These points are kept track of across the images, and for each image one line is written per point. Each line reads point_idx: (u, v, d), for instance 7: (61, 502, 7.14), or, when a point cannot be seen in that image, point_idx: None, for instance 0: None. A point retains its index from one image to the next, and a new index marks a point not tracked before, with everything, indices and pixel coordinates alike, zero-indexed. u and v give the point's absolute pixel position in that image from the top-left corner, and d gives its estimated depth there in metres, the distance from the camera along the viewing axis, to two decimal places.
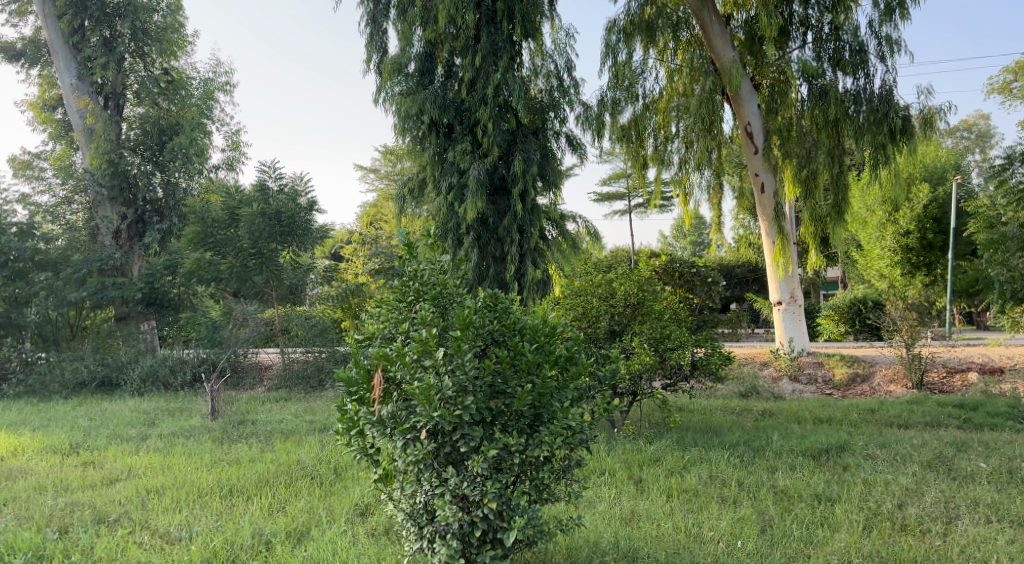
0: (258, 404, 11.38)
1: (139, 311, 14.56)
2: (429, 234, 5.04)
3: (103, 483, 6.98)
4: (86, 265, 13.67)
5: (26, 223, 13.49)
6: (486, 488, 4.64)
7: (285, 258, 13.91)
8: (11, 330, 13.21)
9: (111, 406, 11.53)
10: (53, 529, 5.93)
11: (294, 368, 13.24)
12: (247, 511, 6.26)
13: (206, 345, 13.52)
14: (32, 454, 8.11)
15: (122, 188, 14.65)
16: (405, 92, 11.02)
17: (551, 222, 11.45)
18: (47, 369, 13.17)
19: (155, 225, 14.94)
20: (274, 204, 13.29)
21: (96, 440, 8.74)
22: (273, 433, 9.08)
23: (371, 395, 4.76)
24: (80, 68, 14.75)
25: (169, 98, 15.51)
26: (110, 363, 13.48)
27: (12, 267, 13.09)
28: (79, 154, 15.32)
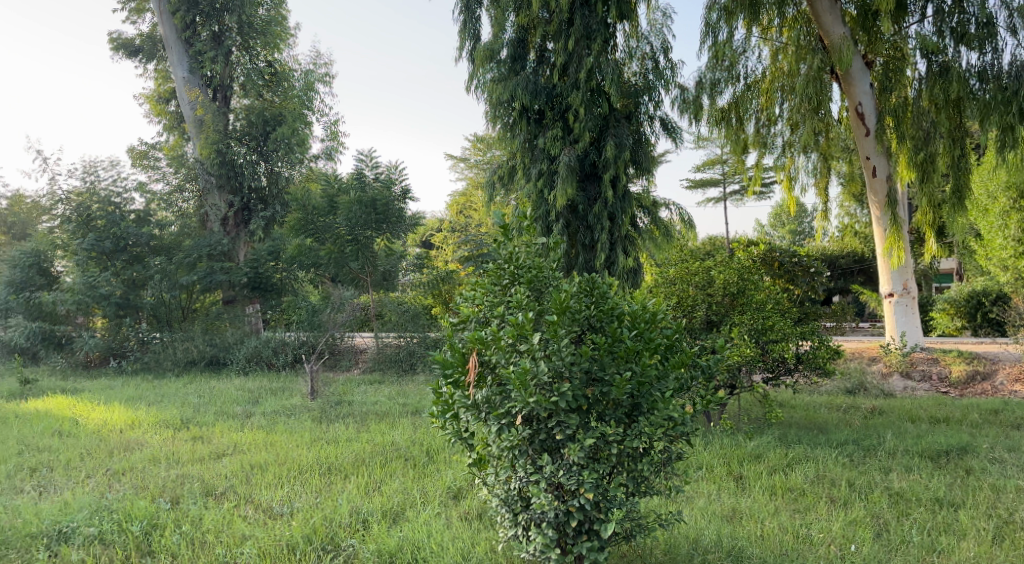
0: (353, 386, 11.66)
1: (245, 295, 15.10)
2: (524, 216, 4.94)
3: (210, 458, 7.28)
4: (197, 250, 14.33)
5: (143, 210, 14.30)
6: (583, 477, 4.51)
7: (380, 245, 14.25)
8: (129, 311, 14.13)
9: (219, 384, 12.09)
10: (166, 499, 6.19)
11: (387, 351, 13.50)
12: (344, 489, 6.38)
13: (305, 328, 13.97)
14: (148, 427, 8.58)
15: (229, 176, 15.23)
16: (496, 78, 10.96)
17: (643, 209, 11.18)
18: (162, 349, 14.06)
19: (259, 213, 15.50)
20: (370, 192, 13.56)
21: (204, 416, 9.14)
22: (368, 413, 9.28)
23: (466, 378, 4.74)
24: (191, 61, 15.46)
25: (272, 90, 15.98)
26: (218, 344, 14.06)
27: (130, 252, 14.10)
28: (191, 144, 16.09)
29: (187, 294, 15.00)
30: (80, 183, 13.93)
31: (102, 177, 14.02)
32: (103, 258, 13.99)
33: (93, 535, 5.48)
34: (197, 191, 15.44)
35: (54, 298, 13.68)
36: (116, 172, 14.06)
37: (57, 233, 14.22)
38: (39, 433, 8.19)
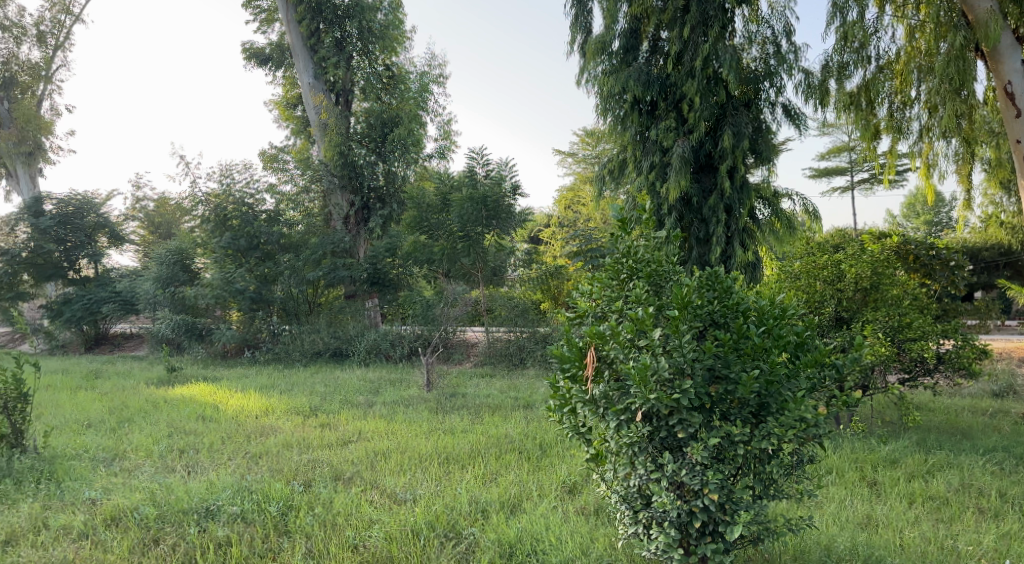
0: (466, 379, 11.90)
1: (365, 289, 15.58)
2: (642, 209, 4.86)
3: (337, 444, 7.63)
4: (321, 248, 15.01)
5: (273, 210, 15.13)
6: (708, 477, 4.41)
7: (489, 241, 14.17)
8: (262, 304, 15.03)
9: (343, 374, 12.65)
10: (299, 482, 6.53)
11: (498, 346, 13.70)
12: (463, 479, 6.52)
13: (421, 322, 14.34)
14: (280, 413, 9.10)
15: (351, 176, 15.90)
16: (608, 71, 10.86)
17: (762, 201, 10.76)
18: (290, 340, 14.84)
19: (378, 211, 16.08)
20: (481, 189, 13.72)
21: (330, 404, 9.59)
22: (483, 406, 9.45)
23: (584, 373, 4.68)
24: (316, 68, 16.21)
25: (390, 93, 16.49)
26: (341, 336, 14.69)
27: (263, 249, 15.00)
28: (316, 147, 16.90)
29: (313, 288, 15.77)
30: (217, 185, 14.88)
31: (236, 179, 14.89)
32: (238, 256, 14.92)
33: (236, 513, 5.84)
34: (321, 191, 16.08)
35: (196, 292, 14.73)
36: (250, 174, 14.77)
37: (198, 232, 15.29)
38: (186, 417, 8.85)
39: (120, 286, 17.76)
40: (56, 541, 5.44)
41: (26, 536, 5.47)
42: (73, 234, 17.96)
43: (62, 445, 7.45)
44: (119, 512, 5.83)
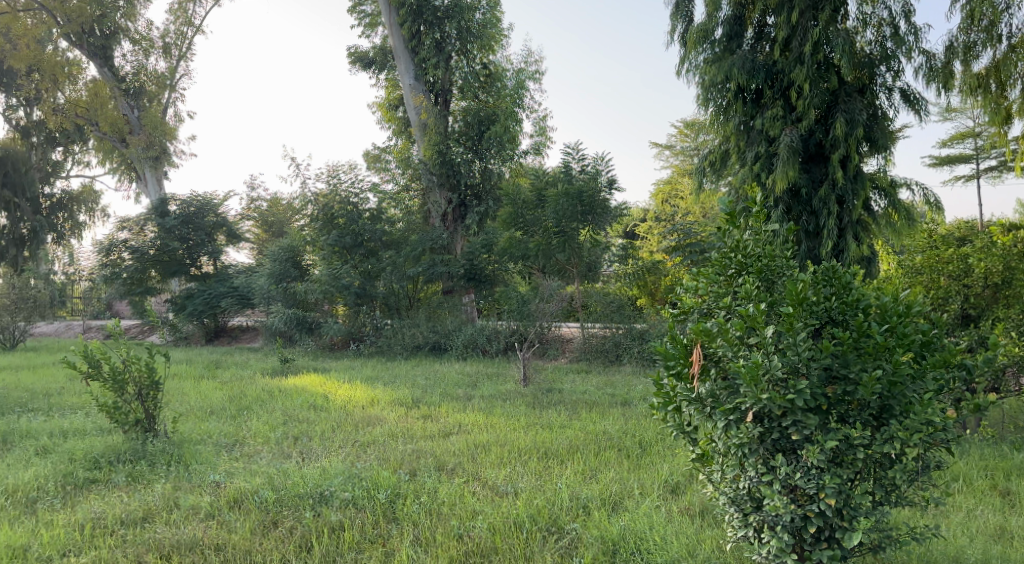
0: (562, 374, 11.90)
1: (462, 285, 15.83)
2: (752, 202, 4.70)
3: (440, 435, 7.79)
4: (421, 244, 15.35)
5: (376, 209, 15.59)
6: (824, 482, 4.23)
7: (584, 237, 14.03)
8: (366, 299, 15.55)
9: (442, 368, 12.91)
10: (405, 471, 6.70)
11: (593, 342, 13.62)
12: (563, 474, 6.52)
13: (516, 317, 14.36)
14: (385, 404, 9.39)
15: (449, 174, 16.07)
16: (710, 60, 10.58)
17: (878, 191, 10.21)
18: (392, 334, 15.25)
19: (474, 208, 16.24)
20: (577, 184, 13.67)
21: (432, 397, 9.81)
22: (580, 402, 9.41)
23: (690, 370, 4.54)
24: (417, 69, 16.59)
25: (487, 91, 16.70)
26: (439, 330, 14.98)
27: (366, 246, 15.49)
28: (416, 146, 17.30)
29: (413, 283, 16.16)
30: (325, 185, 15.50)
31: (343, 179, 15.47)
32: (344, 253, 15.47)
33: (348, 499, 6.08)
34: (420, 189, 16.37)
35: (305, 287, 15.39)
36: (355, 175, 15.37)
37: (307, 231, 15.95)
38: (299, 406, 9.28)
39: (238, 282, 18.77)
40: (187, 519, 5.74)
41: (161, 515, 5.77)
42: (195, 233, 19.12)
43: (188, 431, 7.96)
44: (242, 495, 6.17)
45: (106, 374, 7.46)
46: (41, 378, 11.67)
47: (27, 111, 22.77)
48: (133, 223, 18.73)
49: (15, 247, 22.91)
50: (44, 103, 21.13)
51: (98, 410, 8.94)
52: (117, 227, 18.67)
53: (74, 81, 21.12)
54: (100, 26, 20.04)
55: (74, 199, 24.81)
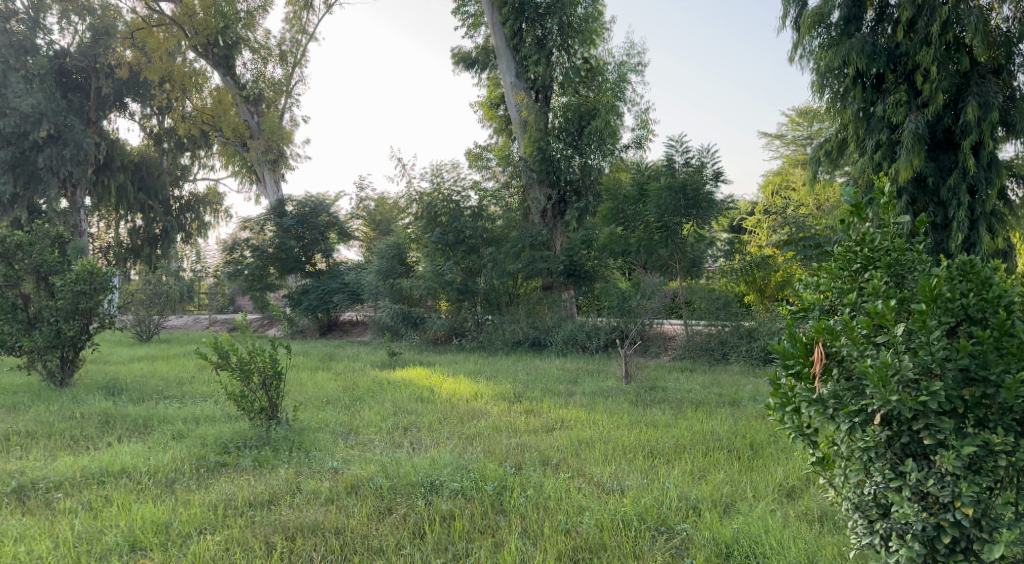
0: (665, 372, 11.70)
1: (561, 281, 15.78)
2: (879, 192, 4.46)
3: (543, 430, 7.83)
4: (521, 241, 15.38)
5: (477, 206, 15.78)
6: (960, 489, 3.99)
7: (689, 232, 13.70)
8: (468, 296, 15.78)
9: (542, 363, 12.96)
10: (511, 464, 6.77)
11: (697, 340, 13.31)
12: (671, 473, 6.41)
13: (616, 314, 14.00)
14: (488, 398, 9.52)
15: (548, 171, 16.07)
16: (826, 44, 10.09)
17: (1014, 180, 9.48)
18: (493, 329, 15.44)
19: (574, 204, 16.21)
20: (681, 178, 13.21)
21: (534, 392, 9.86)
22: (685, 400, 9.22)
23: (811, 370, 4.35)
24: (518, 67, 16.63)
25: (588, 86, 16.81)
26: (540, 326, 15.03)
27: (468, 243, 15.71)
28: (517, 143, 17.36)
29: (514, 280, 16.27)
30: (429, 184, 15.86)
31: (446, 178, 15.79)
32: (447, 250, 15.77)
33: (457, 489, 6.20)
34: (521, 186, 16.50)
35: (410, 284, 15.79)
36: (457, 173, 15.71)
37: (412, 228, 16.39)
38: (406, 398, 9.55)
39: (348, 278, 19.49)
40: (308, 503, 6.02)
41: (285, 497, 6.08)
42: (309, 231, 20.00)
43: (306, 419, 8.34)
44: (357, 481, 6.40)
45: (234, 363, 7.92)
46: (173, 368, 12.52)
47: (159, 119, 24.42)
48: (254, 224, 19.86)
49: (149, 245, 24.82)
50: (175, 112, 22.71)
51: (224, 398, 9.52)
52: (240, 227, 19.88)
53: (200, 89, 22.56)
54: (223, 37, 21.29)
55: (200, 201, 26.45)
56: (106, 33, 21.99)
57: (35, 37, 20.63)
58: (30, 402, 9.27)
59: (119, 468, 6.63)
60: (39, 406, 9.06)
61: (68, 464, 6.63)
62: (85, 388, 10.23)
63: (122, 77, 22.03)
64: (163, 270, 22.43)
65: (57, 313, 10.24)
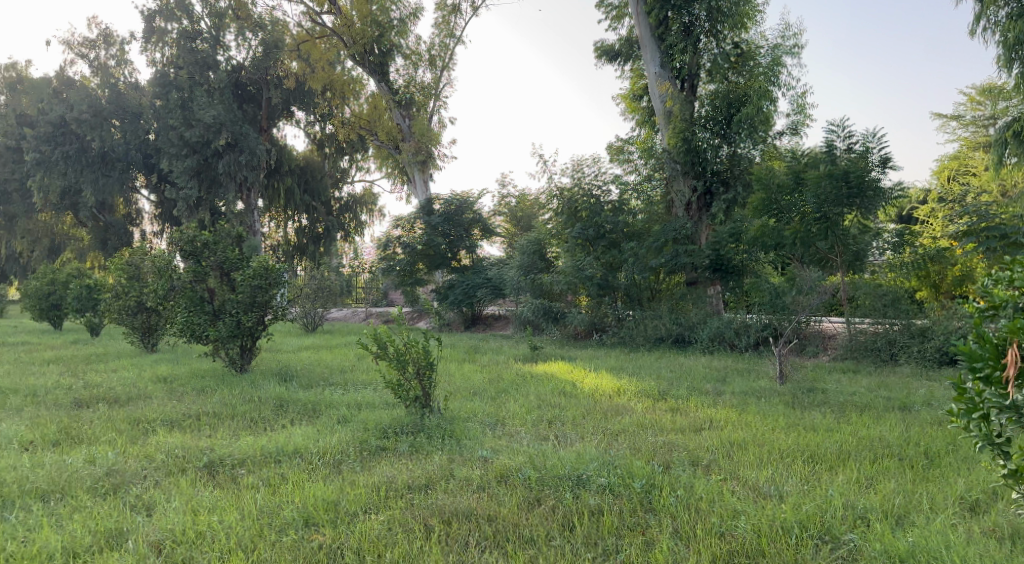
0: (824, 373, 11.03)
1: (707, 276, 15.33)
2: None
3: (691, 430, 7.63)
4: (664, 235, 14.97)
5: (618, 201, 15.60)
6: None
7: (851, 221, 12.73)
8: (609, 290, 15.66)
9: (687, 360, 12.62)
10: (659, 463, 6.63)
11: (861, 339, 12.42)
12: (835, 481, 6.06)
13: (768, 310, 13.41)
14: (632, 395, 9.41)
15: (693, 162, 15.63)
16: (1015, 13, 9.10)
17: None
18: (634, 325, 15.22)
19: (721, 195, 15.65)
20: (843, 165, 12.36)
21: (680, 390, 9.62)
22: (848, 404, 8.64)
23: (1004, 374, 3.92)
24: (663, 56, 16.36)
25: (738, 72, 15.80)
26: (683, 323, 14.66)
27: (609, 238, 15.58)
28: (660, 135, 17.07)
29: (656, 275, 15.94)
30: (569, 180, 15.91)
31: (587, 172, 15.75)
32: (587, 245, 15.72)
33: (604, 485, 6.16)
34: (664, 179, 16.09)
35: (551, 279, 15.91)
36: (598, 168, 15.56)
37: (553, 223, 16.50)
38: (550, 391, 9.63)
39: (491, 274, 19.75)
40: (461, 489, 6.22)
41: (440, 483, 6.32)
42: (455, 229, 20.62)
43: (457, 409, 8.63)
44: (507, 471, 6.53)
45: (391, 354, 8.33)
46: (335, 357, 13.35)
47: (321, 126, 26.04)
48: (405, 222, 20.81)
49: (313, 243, 26.54)
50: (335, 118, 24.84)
51: (379, 387, 10.04)
52: (392, 226, 20.89)
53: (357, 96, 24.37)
54: (378, 45, 22.37)
55: (357, 201, 27.91)
56: (275, 47, 23.37)
57: (216, 53, 22.61)
58: (216, 386, 10.22)
59: (294, 448, 7.16)
60: (223, 389, 9.97)
61: (250, 443, 7.24)
62: (261, 374, 11.13)
63: (290, 87, 23.70)
64: (324, 266, 23.91)
65: (237, 305, 11.19)
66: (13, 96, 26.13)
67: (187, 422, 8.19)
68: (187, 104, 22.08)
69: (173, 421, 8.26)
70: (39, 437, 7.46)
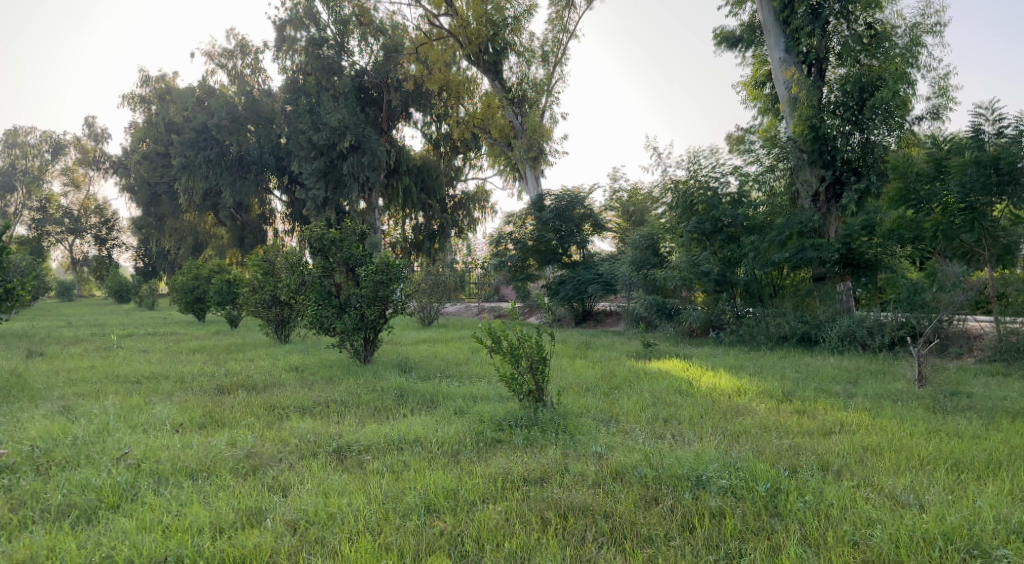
0: (970, 376, 10.16)
1: (836, 272, 14.58)
2: None
3: (819, 433, 7.28)
4: (788, 228, 14.39)
5: (736, 193, 14.99)
6: None
7: (1001, 214, 11.79)
8: (726, 286, 15.17)
9: (813, 360, 12.03)
10: (784, 467, 6.35)
11: (1012, 340, 11.40)
12: (983, 491, 5.67)
13: (905, 307, 12.47)
14: (753, 395, 9.08)
15: (821, 150, 14.86)
16: None
17: None
18: (755, 323, 14.62)
19: (852, 186, 14.65)
20: (991, 151, 11.41)
21: (806, 391, 9.17)
22: (997, 410, 7.96)
23: None
24: (788, 40, 15.64)
25: (872, 54, 14.93)
26: (809, 321, 13.96)
27: (727, 232, 15.08)
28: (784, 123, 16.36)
29: (778, 270, 15.31)
30: (685, 172, 15.52)
31: (703, 164, 15.29)
32: (704, 239, 15.30)
33: (726, 487, 5.96)
34: (789, 168, 15.31)
35: (666, 274, 15.60)
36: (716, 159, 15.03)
37: (667, 217, 16.15)
38: (666, 389, 9.45)
39: (603, 270, 19.55)
40: (577, 484, 6.20)
41: (555, 477, 6.33)
42: (566, 224, 20.54)
43: (571, 404, 8.62)
44: (623, 469, 6.45)
45: (506, 347, 8.42)
46: (451, 350, 13.68)
47: (437, 126, 26.66)
48: (517, 218, 21.24)
49: (429, 240, 27.26)
50: (450, 118, 25.29)
51: (495, 380, 10.19)
52: (505, 222, 21.42)
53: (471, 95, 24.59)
54: (492, 44, 22.65)
55: (471, 199, 28.40)
56: (394, 50, 24.57)
57: (341, 59, 23.62)
58: (343, 376, 10.70)
59: (414, 437, 7.40)
60: (349, 379, 10.44)
61: (374, 430, 7.54)
62: (383, 365, 11.57)
63: (409, 89, 24.39)
64: (440, 262, 24.53)
65: (362, 298, 11.66)
66: (163, 106, 28.38)
67: (317, 409, 8.64)
68: (314, 108, 23.28)
69: (305, 408, 8.73)
70: (187, 420, 8.08)
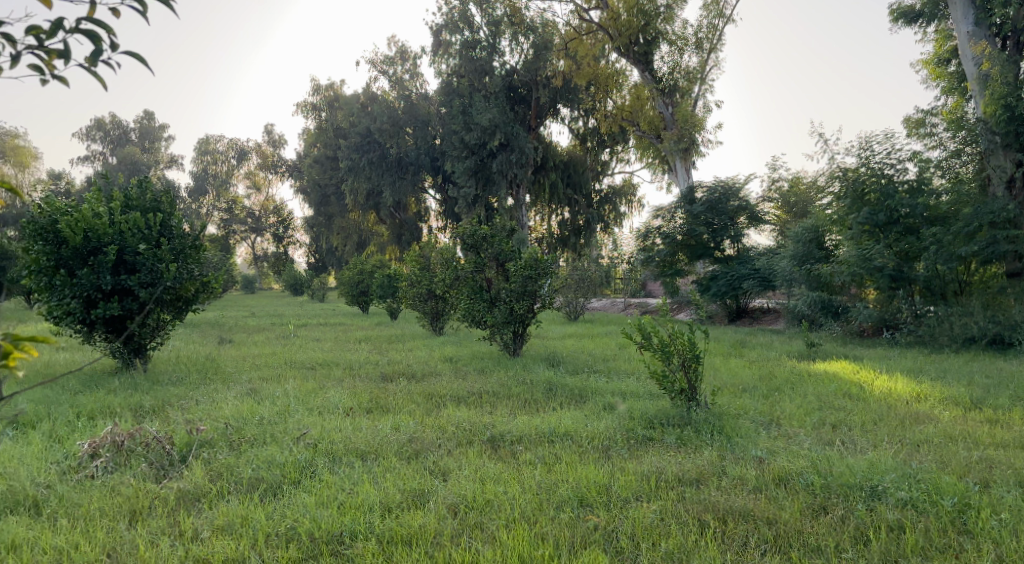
0: None
1: None
2: None
3: (1015, 446, 6.59)
4: (976, 219, 12.83)
5: (916, 179, 13.80)
6: None
7: None
8: (903, 282, 14.01)
9: (1007, 365, 10.87)
10: (974, 481, 5.83)
11: None
12: None
13: None
14: (935, 402, 8.33)
15: (1018, 132, 13.35)
16: None
17: None
18: (937, 323, 13.39)
19: None
20: None
21: (999, 399, 8.30)
22: None
23: None
24: (978, 12, 14.20)
25: None
26: (1002, 320, 12.60)
27: (903, 224, 13.94)
28: (973, 102, 14.82)
29: (964, 266, 13.92)
30: (855, 159, 14.51)
31: (876, 151, 14.21)
32: (877, 231, 14.25)
33: (905, 499, 5.57)
34: (978, 153, 14.33)
35: (832, 270, 14.69)
36: (891, 145, 13.92)
37: (834, 208, 15.20)
38: (832, 392, 8.92)
39: (759, 264, 18.48)
40: (736, 488, 5.99)
41: (712, 479, 6.16)
42: (719, 217, 19.83)
43: (727, 405, 8.34)
44: (786, 474, 6.17)
45: (658, 344, 8.28)
46: (599, 345, 13.64)
47: (584, 120, 26.30)
48: (666, 212, 20.70)
49: (574, 235, 26.98)
50: (598, 112, 25.11)
51: (647, 377, 10.07)
52: (654, 215, 20.97)
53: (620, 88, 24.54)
54: (643, 34, 22.28)
55: (617, 193, 27.56)
56: (545, 48, 23.69)
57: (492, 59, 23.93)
58: (494, 368, 10.98)
59: (564, 431, 7.48)
60: (500, 370, 10.72)
61: (527, 422, 7.70)
62: (533, 359, 11.73)
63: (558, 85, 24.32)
64: (586, 257, 24.51)
65: (510, 293, 11.85)
66: (331, 112, 30.33)
67: (471, 399, 8.93)
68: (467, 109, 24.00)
69: (460, 398, 9.04)
70: (355, 404, 8.64)
